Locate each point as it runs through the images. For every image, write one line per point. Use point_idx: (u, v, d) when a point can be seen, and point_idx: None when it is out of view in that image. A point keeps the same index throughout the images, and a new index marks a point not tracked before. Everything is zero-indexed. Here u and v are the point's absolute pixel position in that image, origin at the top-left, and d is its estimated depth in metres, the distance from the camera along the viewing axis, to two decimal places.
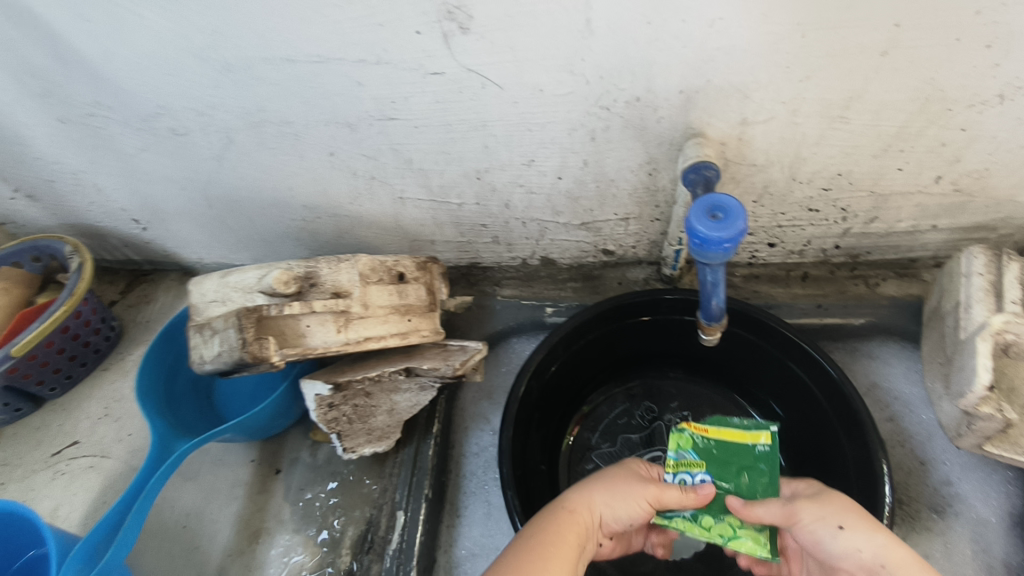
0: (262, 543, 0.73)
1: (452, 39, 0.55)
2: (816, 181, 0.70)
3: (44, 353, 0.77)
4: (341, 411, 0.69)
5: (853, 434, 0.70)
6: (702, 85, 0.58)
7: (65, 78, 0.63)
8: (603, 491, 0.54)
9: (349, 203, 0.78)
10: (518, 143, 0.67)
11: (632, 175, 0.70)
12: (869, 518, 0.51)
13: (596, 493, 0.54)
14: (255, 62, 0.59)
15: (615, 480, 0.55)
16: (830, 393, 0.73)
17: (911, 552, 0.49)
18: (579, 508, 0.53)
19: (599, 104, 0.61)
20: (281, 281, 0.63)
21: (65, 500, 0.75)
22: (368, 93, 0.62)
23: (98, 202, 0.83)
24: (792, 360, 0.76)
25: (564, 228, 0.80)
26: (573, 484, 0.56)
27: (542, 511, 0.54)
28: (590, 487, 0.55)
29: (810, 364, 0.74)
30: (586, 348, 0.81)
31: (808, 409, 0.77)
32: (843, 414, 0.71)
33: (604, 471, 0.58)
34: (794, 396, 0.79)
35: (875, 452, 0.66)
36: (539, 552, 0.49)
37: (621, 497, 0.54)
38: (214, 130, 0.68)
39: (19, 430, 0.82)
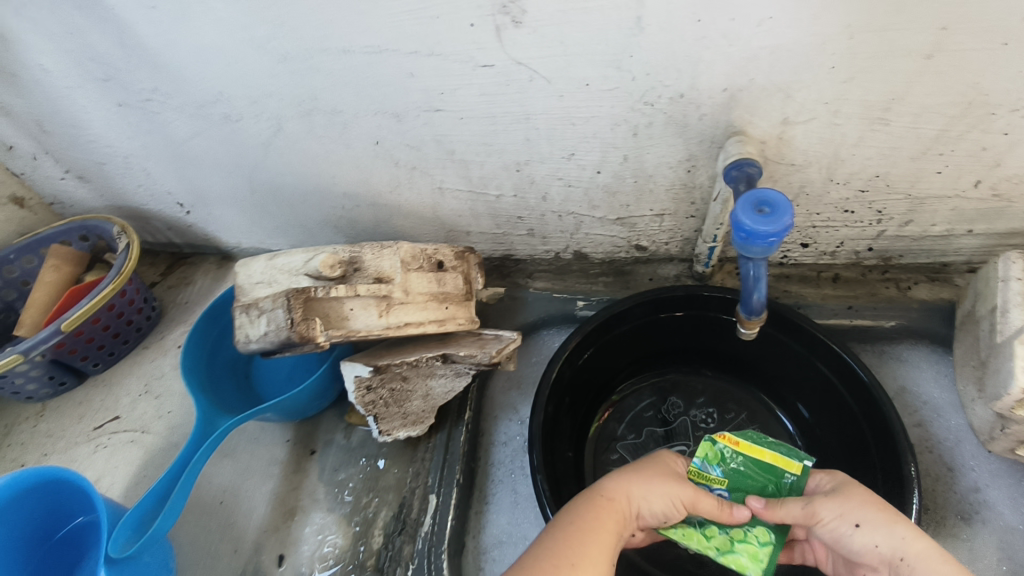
0: (296, 521, 0.74)
1: (503, 32, 0.57)
2: (853, 183, 0.70)
3: (90, 329, 0.80)
4: (378, 395, 0.71)
5: (881, 432, 0.70)
6: (746, 84, 0.59)
7: (127, 63, 0.66)
8: (642, 484, 0.55)
9: (389, 191, 0.80)
10: (561, 136, 0.68)
11: (671, 172, 0.71)
12: (887, 511, 0.52)
13: (635, 485, 0.55)
14: (312, 52, 0.61)
15: (654, 476, 0.56)
16: (859, 394, 0.73)
17: (932, 542, 0.50)
18: (617, 496, 0.54)
19: (643, 100, 0.62)
20: (327, 265, 0.65)
21: (106, 472, 0.77)
22: (417, 84, 0.63)
23: (146, 185, 0.85)
24: (819, 358, 0.77)
25: (599, 223, 0.81)
26: (610, 474, 0.57)
27: (580, 497, 0.55)
28: (629, 478, 0.56)
29: (840, 365, 0.74)
30: (619, 340, 0.82)
31: (835, 408, 0.78)
32: (871, 413, 0.72)
33: (643, 465, 0.58)
34: (822, 396, 0.79)
35: (905, 452, 0.67)
36: (575, 535, 0.51)
37: (658, 494, 0.55)
38: (265, 117, 0.70)
39: (62, 403, 0.85)
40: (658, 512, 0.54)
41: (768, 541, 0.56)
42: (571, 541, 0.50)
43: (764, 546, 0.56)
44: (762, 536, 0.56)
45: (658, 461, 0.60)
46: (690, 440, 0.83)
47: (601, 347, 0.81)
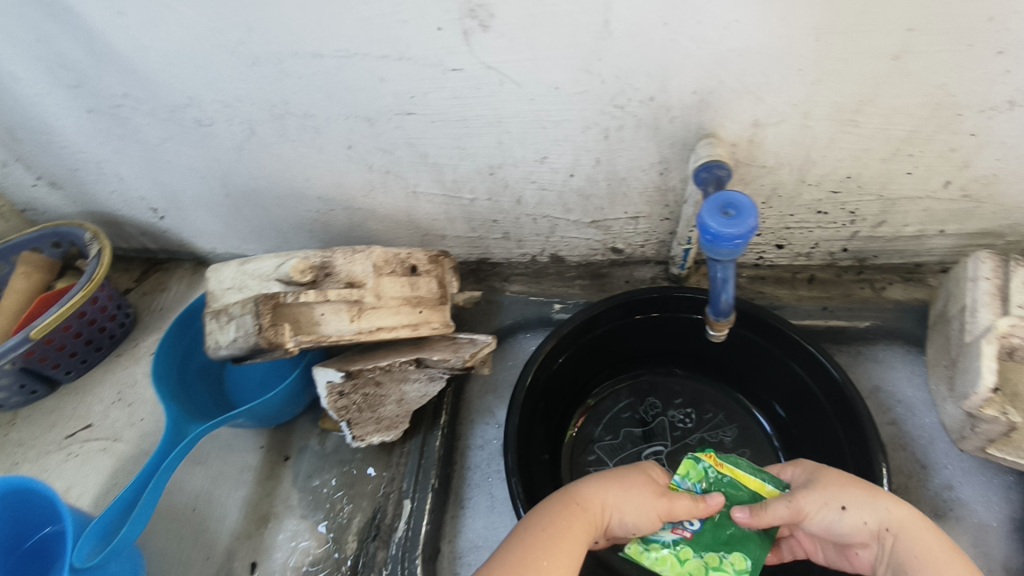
0: (269, 527, 0.74)
1: (472, 36, 0.57)
2: (825, 184, 0.71)
3: (60, 337, 0.79)
4: (351, 400, 0.70)
5: (853, 430, 0.70)
6: (715, 86, 0.59)
7: (96, 69, 0.65)
8: (617, 491, 0.54)
9: (363, 195, 0.79)
10: (532, 140, 0.68)
11: (644, 174, 0.71)
12: (867, 487, 0.53)
13: (610, 492, 0.54)
14: (283, 57, 0.61)
15: (630, 482, 0.55)
16: (833, 393, 0.73)
17: (906, 504, 0.53)
18: (591, 505, 0.53)
19: (614, 103, 0.62)
20: (297, 270, 0.64)
21: (77, 481, 0.76)
22: (388, 89, 0.63)
23: (119, 190, 0.84)
24: (793, 357, 0.77)
25: (574, 225, 0.81)
26: (589, 477, 0.56)
27: (554, 499, 0.54)
28: (604, 484, 0.55)
29: (814, 366, 0.74)
30: (595, 342, 0.82)
31: (809, 407, 0.78)
32: (843, 411, 0.72)
33: (620, 469, 0.57)
34: (797, 396, 0.79)
35: (876, 452, 0.67)
36: (546, 542, 0.50)
37: (632, 501, 0.54)
38: (237, 121, 0.70)
39: (34, 411, 0.84)
40: (630, 520, 0.54)
41: (743, 569, 0.54)
42: (542, 549, 0.50)
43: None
44: (737, 565, 0.55)
45: (635, 462, 0.58)
46: (668, 440, 0.83)
47: (576, 350, 0.81)
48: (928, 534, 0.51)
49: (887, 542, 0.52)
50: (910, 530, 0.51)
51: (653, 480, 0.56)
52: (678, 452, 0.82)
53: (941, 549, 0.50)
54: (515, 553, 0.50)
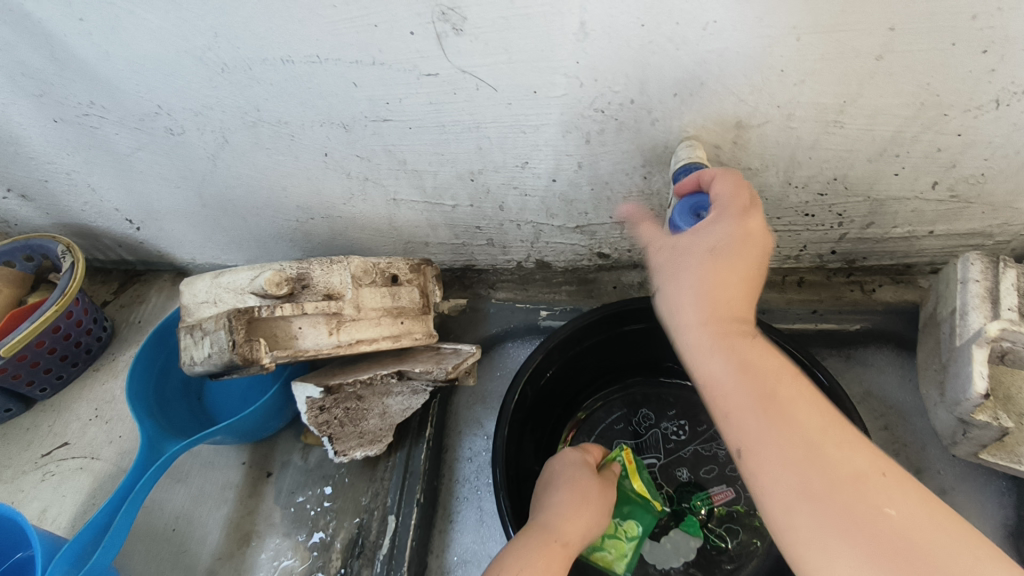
0: (252, 546, 0.72)
1: (446, 40, 0.55)
2: (811, 186, 0.70)
3: (34, 354, 0.77)
4: (332, 415, 0.68)
5: None
6: (696, 88, 0.58)
7: (60, 78, 0.63)
8: (588, 515, 0.61)
9: (342, 203, 0.78)
10: (513, 145, 0.66)
11: (628, 178, 0.70)
12: (689, 276, 0.51)
13: (580, 519, 0.60)
14: (254, 62, 0.59)
15: (597, 500, 0.62)
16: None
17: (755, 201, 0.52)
18: (569, 540, 0.58)
19: (594, 107, 0.61)
20: (272, 282, 0.61)
21: (54, 502, 0.75)
22: (362, 94, 0.61)
23: (92, 202, 0.82)
24: None
25: (559, 231, 0.80)
26: (544, 514, 0.61)
27: (530, 537, 0.58)
28: (575, 514, 0.60)
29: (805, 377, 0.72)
30: (583, 354, 0.81)
31: None
32: None
33: (581, 484, 0.64)
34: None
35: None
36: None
37: (596, 517, 0.61)
38: (209, 129, 0.68)
39: (9, 430, 0.82)
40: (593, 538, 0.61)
41: (634, 536, 0.69)
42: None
43: (630, 544, 0.69)
44: (630, 532, 0.69)
45: (585, 471, 0.66)
46: (661, 454, 0.82)
47: (565, 362, 0.79)
48: (778, 366, 0.48)
49: (703, 282, 0.50)
50: (756, 366, 0.48)
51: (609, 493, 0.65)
52: (670, 465, 0.81)
53: (776, 419, 0.46)
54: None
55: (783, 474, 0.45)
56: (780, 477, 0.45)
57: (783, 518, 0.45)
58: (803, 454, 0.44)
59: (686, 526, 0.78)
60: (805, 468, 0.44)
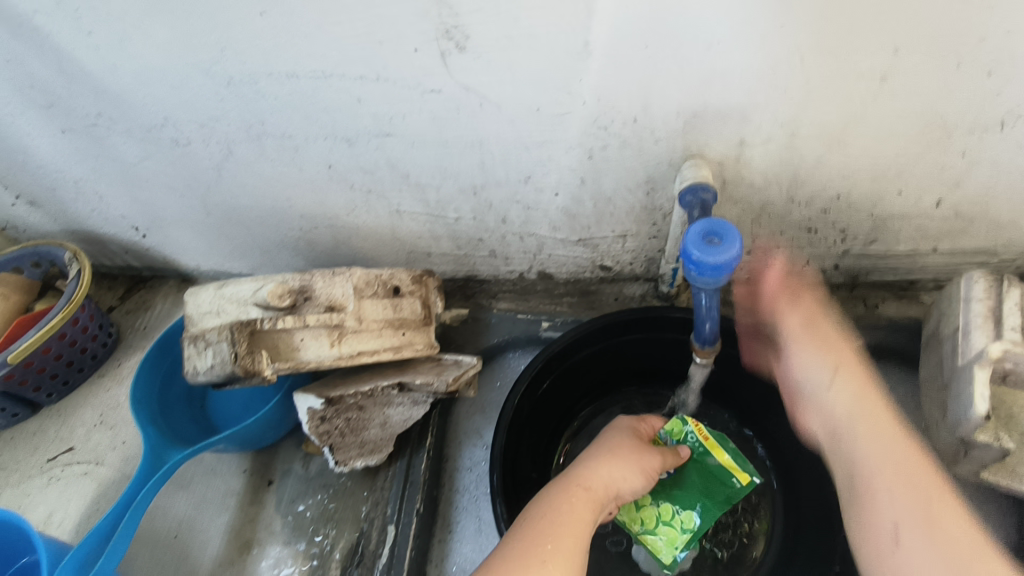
0: (252, 554, 0.73)
1: (449, 57, 0.55)
2: (814, 204, 0.69)
3: (41, 360, 0.78)
4: (333, 425, 0.69)
5: None
6: (699, 106, 0.58)
7: (69, 90, 0.64)
8: (614, 468, 0.60)
9: (346, 214, 0.78)
10: (515, 160, 0.67)
11: (630, 194, 0.70)
12: (830, 360, 0.63)
13: (605, 471, 0.60)
14: (259, 77, 0.59)
15: (626, 455, 0.62)
16: None
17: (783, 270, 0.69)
18: (592, 486, 0.57)
19: (597, 123, 0.61)
20: (275, 294, 0.63)
21: (59, 506, 0.76)
22: (366, 109, 0.62)
23: (99, 209, 0.83)
24: None
25: (561, 243, 0.80)
26: (575, 467, 0.61)
27: (554, 488, 0.58)
28: (599, 467, 0.60)
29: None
30: (582, 363, 0.81)
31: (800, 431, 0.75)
32: None
33: (612, 442, 0.64)
34: (782, 414, 0.78)
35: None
36: (551, 529, 0.52)
37: (626, 472, 0.61)
38: (215, 141, 0.69)
39: (16, 434, 0.83)
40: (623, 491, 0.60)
41: (689, 528, 0.69)
42: (546, 537, 0.52)
43: (683, 536, 0.69)
44: (686, 524, 0.70)
45: (617, 432, 0.66)
46: None
47: (564, 373, 0.80)
48: (846, 398, 0.60)
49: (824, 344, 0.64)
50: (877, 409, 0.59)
51: (642, 454, 0.64)
52: None
53: (892, 458, 0.56)
54: (520, 531, 0.53)
55: (890, 511, 0.53)
56: (884, 533, 0.53)
57: (891, 551, 0.52)
58: (902, 488, 0.54)
59: None
60: (908, 492, 0.54)
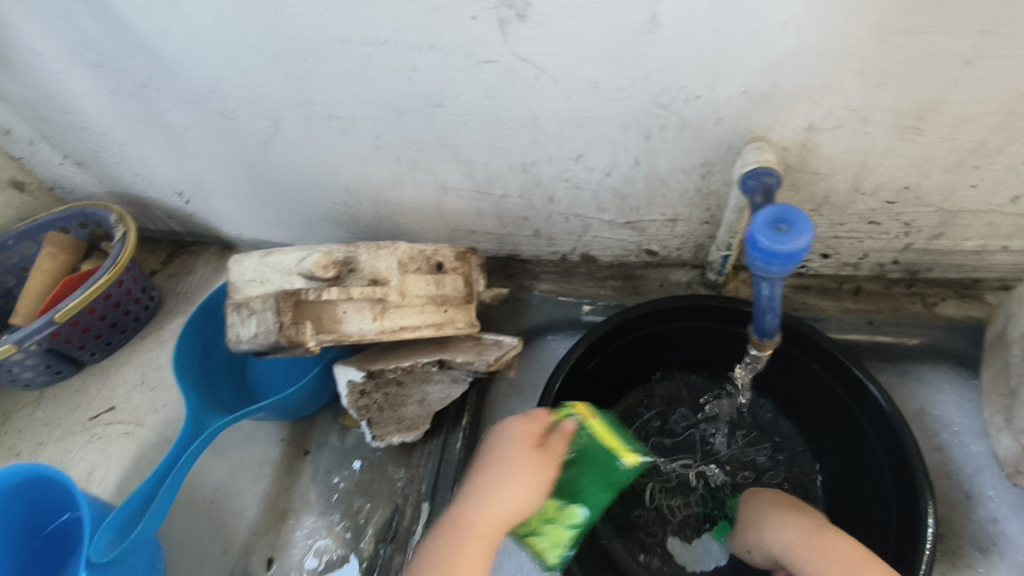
0: (287, 523, 0.73)
1: (508, 27, 0.53)
2: (880, 194, 0.66)
3: (85, 320, 0.79)
4: (372, 399, 0.68)
5: (895, 469, 0.65)
6: (767, 87, 0.55)
7: (118, 50, 0.63)
8: (501, 494, 0.50)
9: (390, 187, 0.77)
10: (568, 136, 0.64)
11: (685, 176, 0.67)
12: (761, 512, 0.65)
13: (489, 506, 0.50)
14: (310, 43, 0.58)
15: (518, 471, 0.51)
16: (872, 420, 0.68)
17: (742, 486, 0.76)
18: (477, 537, 0.50)
19: (657, 101, 0.59)
20: (320, 265, 0.63)
21: (100, 464, 0.77)
22: (418, 78, 0.60)
23: (144, 173, 0.83)
24: (840, 385, 0.71)
25: (608, 225, 0.78)
26: (466, 493, 0.53)
27: (444, 537, 0.51)
28: (489, 503, 0.51)
29: (842, 379, 0.70)
30: (626, 347, 0.79)
31: (852, 437, 0.73)
32: (889, 450, 0.66)
33: (508, 453, 0.52)
34: (831, 413, 0.75)
35: (919, 474, 0.62)
36: None
37: (528, 493, 0.50)
38: (262, 108, 0.67)
39: (59, 391, 0.84)
40: (534, 512, 0.52)
41: (577, 525, 0.54)
42: None
43: (568, 534, 0.55)
44: (573, 520, 0.54)
45: (512, 437, 0.53)
46: (696, 456, 0.82)
47: (610, 355, 0.78)
48: (780, 531, 0.60)
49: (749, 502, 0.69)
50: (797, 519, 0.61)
51: (552, 467, 0.51)
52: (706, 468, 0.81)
53: (825, 548, 0.56)
54: None
55: None
56: None
57: None
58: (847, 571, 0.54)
59: (718, 530, 0.77)
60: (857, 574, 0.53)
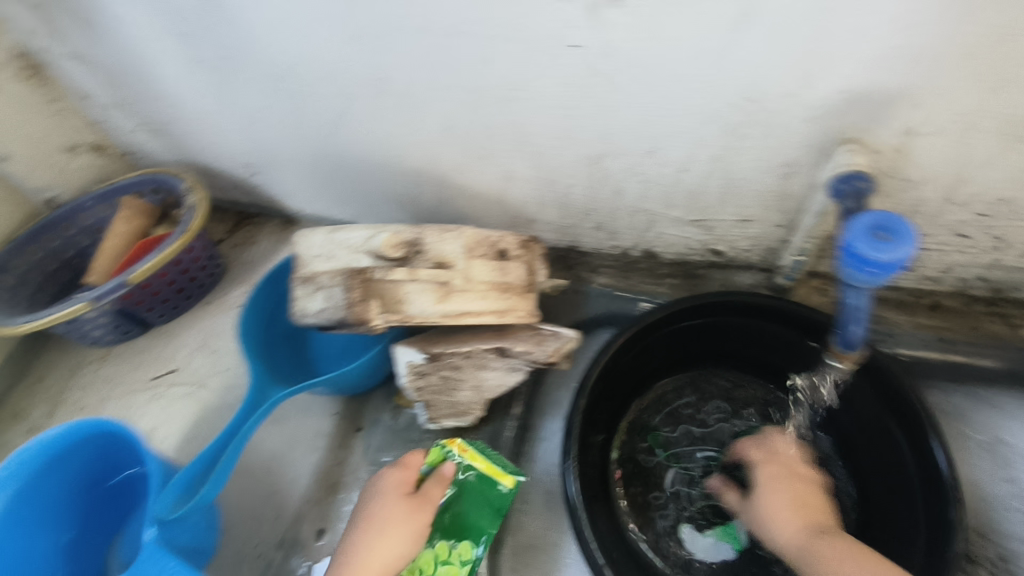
0: (338, 497, 0.74)
1: (600, 12, 0.51)
2: (974, 206, 0.62)
3: (156, 283, 0.82)
4: (429, 381, 0.70)
5: (930, 509, 0.62)
6: (867, 86, 0.52)
7: (205, 21, 0.64)
8: (382, 547, 0.59)
9: (456, 170, 0.76)
10: (647, 128, 0.62)
11: (764, 176, 0.65)
12: (775, 497, 0.64)
13: (370, 558, 0.58)
14: (395, 20, 0.57)
15: (394, 523, 0.60)
16: (916, 452, 0.64)
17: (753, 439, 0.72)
18: None
19: (746, 96, 0.56)
20: (388, 244, 0.63)
21: (162, 422, 0.79)
22: (498, 61, 0.59)
23: (217, 143, 0.85)
24: (890, 409, 0.67)
25: (676, 222, 0.76)
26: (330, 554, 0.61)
27: None
28: (365, 556, 0.58)
29: (896, 404, 0.66)
30: (682, 333, 0.77)
31: (889, 465, 0.69)
32: (928, 487, 0.63)
33: (378, 511, 0.61)
34: (872, 434, 0.71)
35: (952, 499, 0.59)
36: None
37: (403, 542, 0.60)
38: (338, 84, 0.67)
39: (125, 350, 0.87)
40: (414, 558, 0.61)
41: (468, 560, 0.64)
42: None
43: (463, 570, 0.63)
44: (465, 555, 0.64)
45: (387, 490, 0.63)
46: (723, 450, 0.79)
47: (656, 341, 0.76)
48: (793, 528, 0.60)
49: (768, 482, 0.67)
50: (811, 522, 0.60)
51: (426, 512, 0.62)
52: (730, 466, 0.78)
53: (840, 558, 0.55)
54: None
55: None
56: None
57: None
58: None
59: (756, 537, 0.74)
60: None
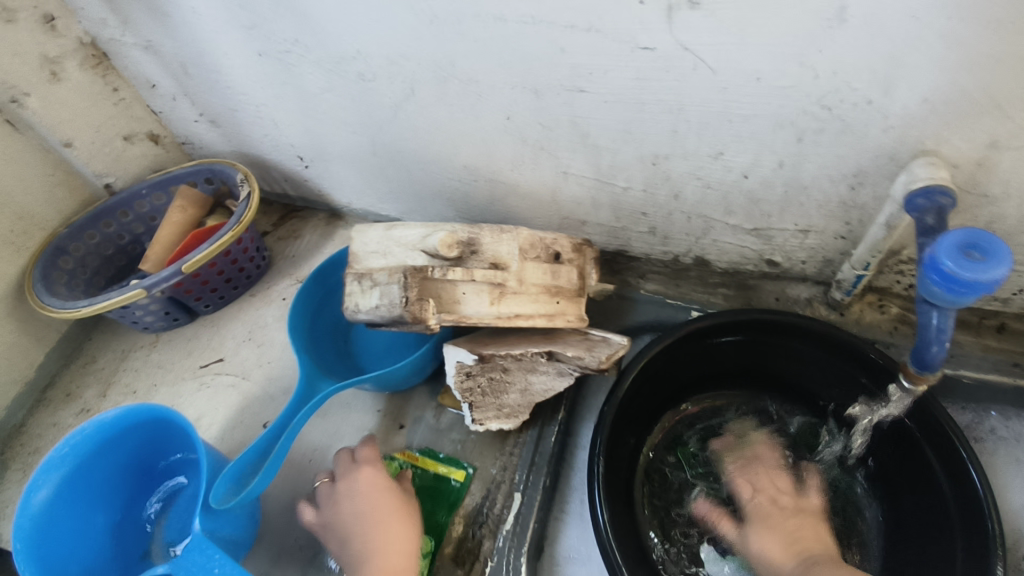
0: None
1: (676, 13, 0.51)
2: None
3: (206, 273, 0.83)
4: (477, 382, 0.69)
5: (968, 543, 0.59)
6: (954, 96, 0.50)
7: (273, 14, 0.65)
8: (391, 523, 0.62)
9: (509, 169, 0.76)
10: (713, 132, 0.61)
11: (831, 186, 0.63)
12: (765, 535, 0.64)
13: (385, 532, 0.62)
14: (465, 16, 0.57)
15: (391, 504, 0.64)
16: (950, 481, 0.61)
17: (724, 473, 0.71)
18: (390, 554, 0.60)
19: (821, 102, 0.55)
20: (445, 244, 0.61)
21: (208, 412, 0.80)
22: (566, 60, 0.58)
23: (271, 135, 0.85)
24: (924, 437, 0.64)
25: (732, 230, 0.74)
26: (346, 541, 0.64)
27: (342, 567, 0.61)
28: (378, 533, 0.62)
29: (929, 431, 0.63)
30: (719, 348, 0.75)
31: (918, 493, 0.66)
32: (965, 518, 0.59)
33: (376, 496, 0.65)
34: (899, 459, 0.68)
35: (990, 539, 0.57)
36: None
37: (406, 520, 0.63)
38: (400, 79, 0.67)
39: (174, 337, 0.88)
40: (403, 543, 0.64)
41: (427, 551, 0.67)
42: None
43: (422, 562, 0.66)
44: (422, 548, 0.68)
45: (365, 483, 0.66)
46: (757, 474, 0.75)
47: (691, 354, 0.74)
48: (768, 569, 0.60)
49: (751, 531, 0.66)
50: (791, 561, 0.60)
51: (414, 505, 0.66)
52: None
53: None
54: None
55: None
56: None
57: None
58: None
59: None
60: None
